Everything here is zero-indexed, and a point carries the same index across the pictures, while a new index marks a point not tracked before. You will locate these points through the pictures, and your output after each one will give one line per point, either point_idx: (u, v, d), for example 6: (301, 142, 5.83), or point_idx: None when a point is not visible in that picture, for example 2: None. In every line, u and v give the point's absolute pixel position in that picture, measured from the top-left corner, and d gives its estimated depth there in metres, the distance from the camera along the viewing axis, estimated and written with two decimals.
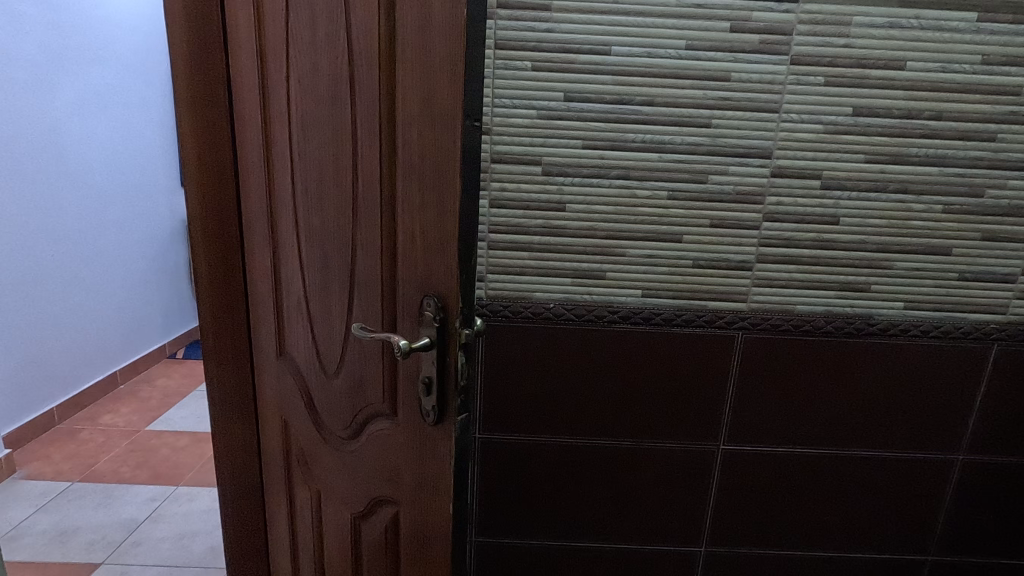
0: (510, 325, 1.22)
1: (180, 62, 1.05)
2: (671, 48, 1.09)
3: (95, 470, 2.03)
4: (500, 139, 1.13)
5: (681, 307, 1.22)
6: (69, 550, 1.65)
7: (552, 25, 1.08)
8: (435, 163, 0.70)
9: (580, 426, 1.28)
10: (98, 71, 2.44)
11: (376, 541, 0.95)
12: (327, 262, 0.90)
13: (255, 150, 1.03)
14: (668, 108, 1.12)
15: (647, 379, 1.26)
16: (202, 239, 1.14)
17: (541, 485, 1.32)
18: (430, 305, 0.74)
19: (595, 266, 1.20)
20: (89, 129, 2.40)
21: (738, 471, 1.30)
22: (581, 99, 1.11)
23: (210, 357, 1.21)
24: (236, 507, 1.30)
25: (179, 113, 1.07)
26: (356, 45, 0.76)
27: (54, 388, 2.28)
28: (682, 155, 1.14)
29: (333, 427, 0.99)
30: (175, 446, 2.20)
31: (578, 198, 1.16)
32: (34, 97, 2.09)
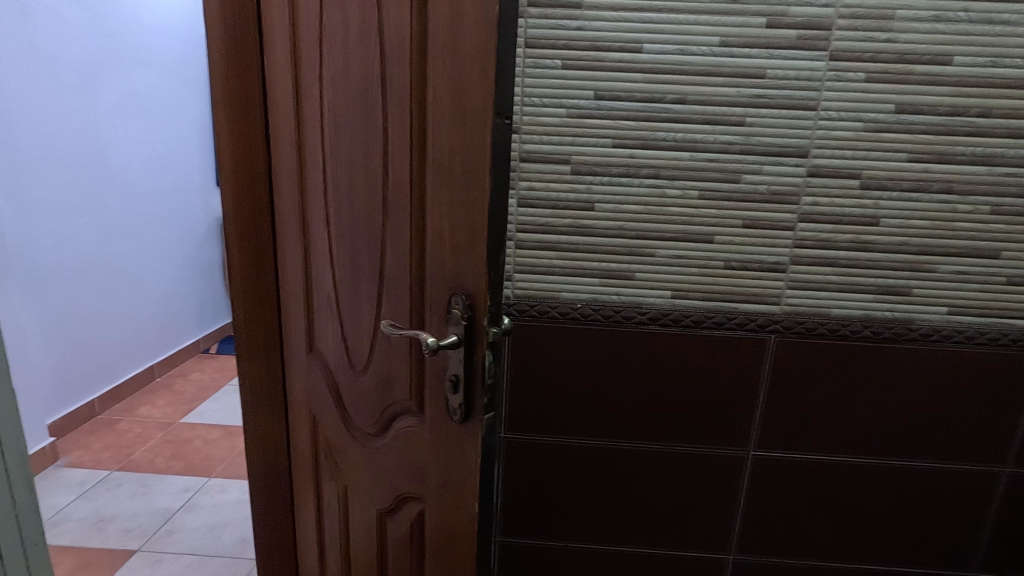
0: (537, 324, 1.22)
1: (218, 64, 1.08)
2: (704, 45, 1.07)
3: (133, 460, 2.10)
4: (529, 138, 1.13)
5: (712, 309, 1.20)
6: (107, 537, 1.71)
7: (583, 23, 1.07)
8: (465, 162, 0.70)
9: (605, 428, 1.27)
10: (139, 73, 2.53)
11: (402, 538, 0.95)
12: (357, 260, 0.91)
13: (288, 149, 1.05)
14: (701, 106, 1.10)
15: (675, 383, 1.24)
16: (237, 237, 1.17)
17: (566, 487, 1.31)
18: (458, 303, 0.74)
19: (623, 266, 1.19)
20: (131, 130, 2.49)
21: (768, 478, 1.27)
22: (611, 98, 1.10)
23: (243, 352, 1.24)
24: (266, 501, 1.33)
25: (216, 114, 1.10)
26: (387, 44, 0.77)
27: (96, 380, 2.37)
28: (714, 154, 1.12)
29: (360, 424, 1.00)
30: (207, 439, 2.26)
31: (607, 197, 1.15)
32: (79, 101, 2.17)
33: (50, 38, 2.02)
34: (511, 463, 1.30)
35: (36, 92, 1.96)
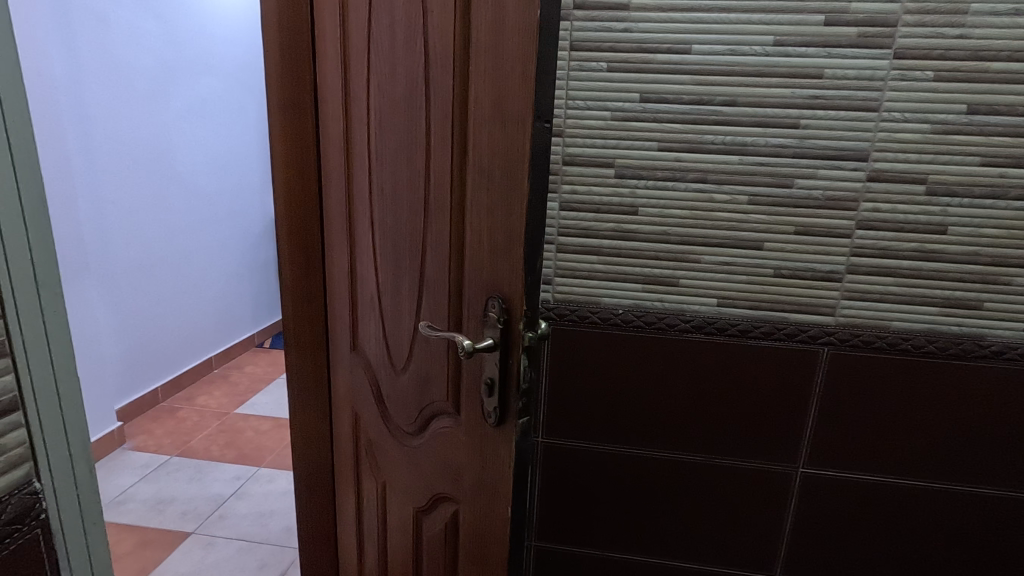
0: (577, 329, 1.21)
1: (274, 71, 1.12)
2: (757, 45, 1.03)
3: (190, 446, 2.21)
4: (573, 141, 1.12)
5: (760, 319, 1.15)
6: (165, 518, 1.81)
7: (630, 25, 1.06)
8: (505, 165, 0.70)
9: (645, 437, 1.24)
10: (205, 80, 2.66)
11: (437, 537, 0.96)
12: (399, 261, 0.92)
13: (337, 152, 1.08)
14: (752, 108, 1.06)
15: (719, 393, 1.20)
16: (288, 238, 1.22)
17: (603, 494, 1.29)
18: (495, 307, 0.74)
19: (667, 272, 1.16)
20: (196, 133, 2.62)
21: (817, 498, 1.21)
22: (657, 100, 1.08)
23: (291, 348, 1.28)
24: (310, 493, 1.37)
25: (272, 119, 1.15)
26: (431, 49, 0.78)
27: (161, 369, 2.51)
28: (766, 158, 1.08)
29: (399, 423, 1.02)
30: (259, 430, 2.36)
31: (651, 201, 1.13)
32: (151, 106, 2.30)
33: (126, 48, 2.15)
34: (548, 468, 1.29)
35: (112, 99, 2.09)
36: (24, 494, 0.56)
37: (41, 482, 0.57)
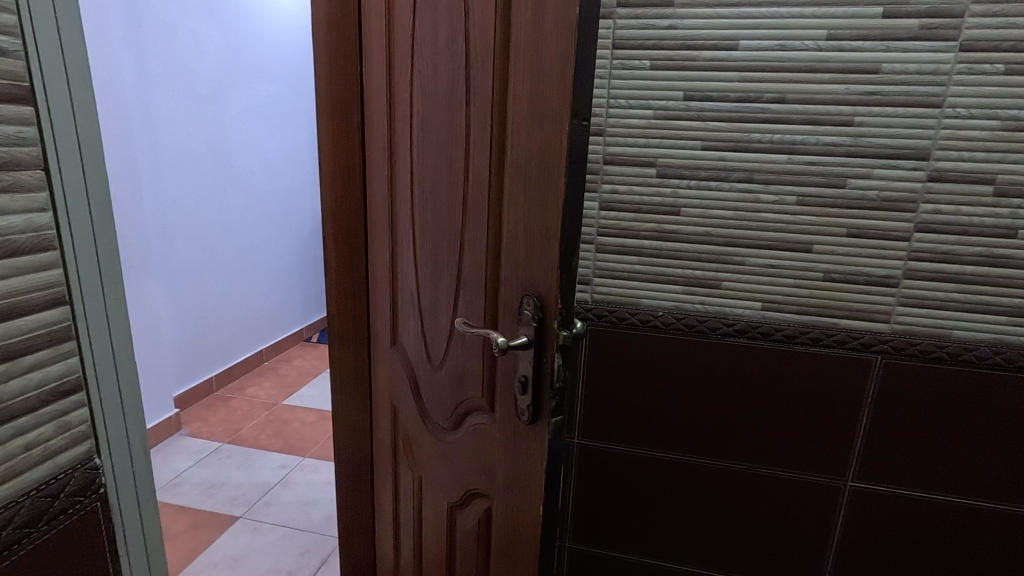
0: (615, 331, 1.20)
1: (323, 74, 1.16)
2: (809, 39, 0.99)
3: (241, 434, 2.31)
4: (614, 140, 1.11)
5: (808, 325, 1.11)
6: (216, 502, 1.89)
7: (675, 22, 1.04)
8: (541, 163, 0.69)
9: (684, 443, 1.22)
10: (261, 84, 2.77)
11: (470, 532, 0.97)
12: (438, 258, 0.94)
13: (381, 152, 1.11)
14: (803, 106, 1.02)
15: (763, 401, 1.16)
16: (334, 235, 1.26)
17: (639, 499, 1.27)
18: (530, 305, 0.74)
19: (710, 274, 1.13)
20: (252, 135, 2.73)
21: (867, 514, 1.15)
22: (702, 98, 1.06)
23: (335, 342, 1.33)
24: (350, 484, 1.41)
25: (321, 121, 1.19)
26: (472, 49, 0.79)
27: (215, 359, 2.63)
28: (817, 157, 1.03)
29: (436, 418, 1.03)
30: (305, 421, 2.45)
31: (693, 201, 1.10)
32: (210, 110, 2.42)
33: (189, 54, 2.26)
34: (584, 469, 1.28)
35: (176, 103, 2.21)
36: (85, 469, 0.60)
37: (101, 459, 0.61)
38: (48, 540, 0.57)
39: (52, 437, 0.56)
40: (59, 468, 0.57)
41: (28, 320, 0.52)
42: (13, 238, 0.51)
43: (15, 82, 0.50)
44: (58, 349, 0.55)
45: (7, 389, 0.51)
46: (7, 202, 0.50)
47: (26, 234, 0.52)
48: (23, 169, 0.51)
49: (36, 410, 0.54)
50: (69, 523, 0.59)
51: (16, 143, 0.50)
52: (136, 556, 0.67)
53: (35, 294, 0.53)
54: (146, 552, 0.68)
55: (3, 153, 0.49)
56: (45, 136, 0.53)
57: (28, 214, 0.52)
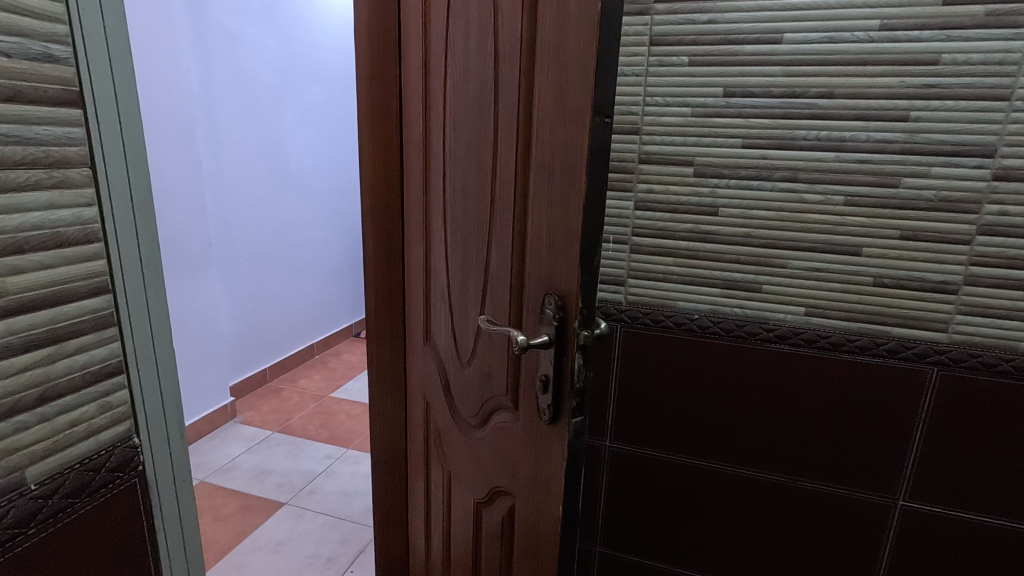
0: (648, 333, 1.17)
1: (364, 78, 1.20)
2: (860, 30, 0.94)
3: (290, 424, 2.41)
4: (651, 139, 1.09)
5: (856, 332, 1.05)
6: (264, 487, 1.98)
7: (715, 16, 1.01)
8: (564, 159, 0.69)
9: (719, 450, 1.18)
10: (317, 88, 2.88)
11: (495, 530, 0.97)
12: (467, 256, 0.95)
13: (417, 151, 1.13)
14: (852, 100, 0.97)
15: (805, 409, 1.11)
16: (373, 233, 1.29)
17: (671, 506, 1.24)
18: (552, 303, 0.73)
19: (749, 276, 1.09)
20: (308, 137, 2.85)
21: (920, 536, 1.08)
22: (744, 94, 1.02)
23: (372, 338, 1.36)
24: (385, 477, 1.45)
25: (362, 122, 1.23)
26: (501, 48, 0.79)
27: (269, 352, 2.75)
28: (867, 154, 0.98)
29: (464, 414, 1.04)
30: (350, 414, 2.52)
31: (733, 201, 1.07)
32: (268, 114, 2.53)
33: (250, 61, 2.38)
34: (615, 472, 1.26)
35: (237, 107, 2.33)
36: (125, 447, 0.64)
37: (139, 438, 0.65)
38: (90, 510, 0.61)
39: (95, 416, 0.60)
40: (101, 445, 0.62)
41: (74, 306, 0.57)
42: (61, 230, 0.55)
43: (65, 87, 0.54)
44: (103, 333, 0.60)
45: (54, 369, 0.56)
46: (57, 198, 0.54)
47: (73, 227, 0.56)
48: (72, 167, 0.55)
49: (80, 390, 0.58)
50: (110, 496, 0.63)
51: (66, 143, 0.55)
52: (173, 531, 0.71)
53: (82, 282, 0.57)
54: (181, 528, 0.72)
55: (55, 152, 0.54)
56: (93, 137, 0.57)
57: (76, 209, 0.56)
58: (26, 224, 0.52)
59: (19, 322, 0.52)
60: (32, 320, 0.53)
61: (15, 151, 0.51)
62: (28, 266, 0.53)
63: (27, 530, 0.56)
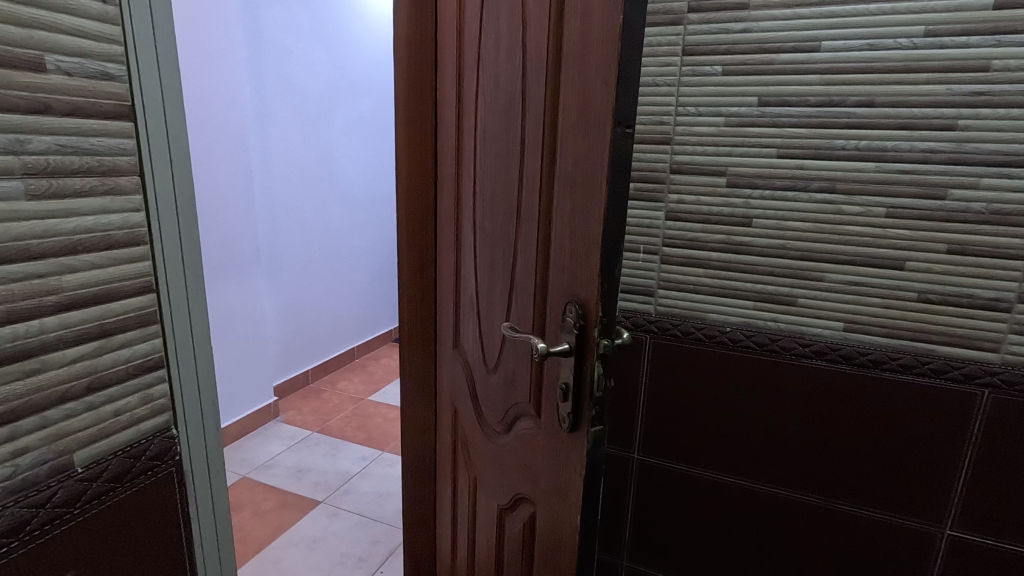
0: (678, 345, 1.16)
1: (402, 90, 1.24)
2: (903, 37, 0.91)
3: (329, 425, 2.48)
4: (683, 149, 1.08)
5: (899, 349, 1.01)
6: (302, 485, 2.05)
7: (749, 24, 1.00)
8: (587, 169, 0.69)
9: (752, 468, 1.15)
10: (364, 99, 2.98)
11: (517, 537, 0.98)
12: (495, 264, 0.96)
13: (450, 161, 1.16)
14: (894, 109, 0.93)
15: (843, 428, 1.07)
16: (407, 240, 1.32)
17: (701, 523, 1.21)
18: (573, 312, 0.73)
19: (784, 289, 1.06)
20: (354, 147, 2.94)
21: (968, 568, 1.02)
22: (779, 104, 1.00)
23: (405, 343, 1.40)
24: (415, 480, 1.47)
25: (399, 133, 1.27)
26: (529, 60, 0.81)
27: (312, 354, 2.84)
28: (910, 164, 0.94)
29: (490, 421, 1.05)
30: (387, 417, 2.58)
31: (767, 212, 1.04)
32: (317, 125, 2.64)
33: (300, 74, 2.49)
34: (643, 486, 1.24)
35: (287, 118, 2.43)
36: (164, 437, 0.68)
37: (177, 430, 0.70)
38: (131, 495, 0.66)
39: (137, 407, 0.65)
40: (142, 434, 0.66)
41: (121, 304, 0.62)
42: (112, 233, 0.60)
43: (119, 102, 0.59)
44: (146, 329, 0.65)
45: (101, 362, 0.60)
46: (109, 203, 0.59)
47: (122, 230, 0.61)
48: (123, 175, 0.60)
49: (124, 381, 0.63)
50: (149, 483, 0.67)
51: (117, 153, 0.59)
52: (207, 519, 0.75)
53: (129, 281, 0.62)
54: (214, 517, 0.76)
55: (108, 162, 0.59)
56: (142, 147, 0.61)
57: (125, 214, 0.61)
58: (80, 227, 0.57)
59: (71, 317, 0.57)
60: (83, 315, 0.58)
61: (72, 161, 0.56)
62: (81, 266, 0.57)
63: (73, 510, 0.60)
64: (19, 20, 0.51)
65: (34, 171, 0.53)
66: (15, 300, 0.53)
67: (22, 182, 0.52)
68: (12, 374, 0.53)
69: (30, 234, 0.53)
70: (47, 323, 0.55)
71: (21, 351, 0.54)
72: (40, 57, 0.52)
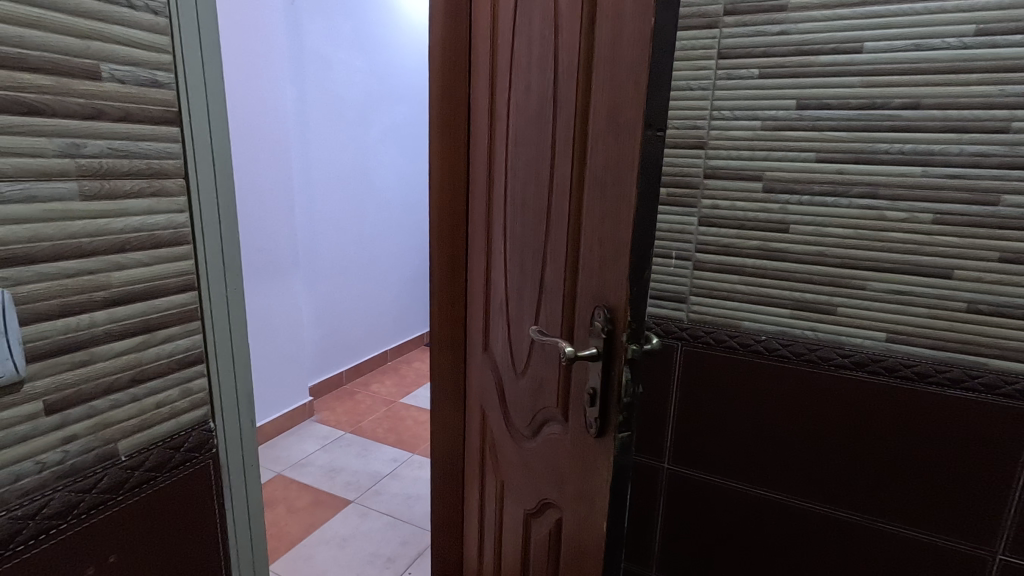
0: (711, 353, 1.13)
1: (436, 96, 1.26)
2: (953, 36, 0.87)
3: (361, 426, 2.52)
4: (717, 154, 1.06)
5: (946, 362, 0.96)
6: (334, 484, 2.09)
7: (788, 26, 0.98)
8: (617, 172, 0.69)
9: (788, 482, 1.11)
10: (401, 107, 3.04)
11: (543, 542, 0.97)
12: (524, 267, 0.97)
13: (482, 166, 1.17)
14: (942, 111, 0.90)
15: (886, 444, 1.02)
16: (439, 245, 1.34)
17: (734, 536, 1.18)
18: (601, 316, 0.73)
19: (823, 297, 1.03)
20: (391, 154, 3.00)
21: None
22: (819, 107, 0.97)
23: (436, 346, 1.41)
24: (443, 483, 1.48)
25: (433, 139, 1.29)
26: (561, 64, 0.81)
27: (346, 356, 2.90)
28: (959, 169, 0.90)
29: (518, 425, 1.05)
30: (418, 420, 2.61)
31: (805, 218, 1.01)
32: (355, 132, 2.70)
33: (340, 82, 2.55)
34: (673, 497, 1.22)
35: (326, 125, 2.50)
36: (201, 430, 0.71)
37: (214, 423, 0.72)
38: (170, 485, 0.68)
39: (177, 399, 0.68)
40: (182, 425, 0.69)
41: (164, 300, 0.65)
42: (158, 232, 0.63)
43: (167, 108, 0.62)
44: (187, 326, 0.67)
45: (144, 355, 0.63)
46: (155, 204, 0.62)
47: (167, 230, 0.64)
48: (169, 177, 0.63)
49: (166, 374, 0.66)
50: (186, 473, 0.70)
51: (164, 157, 0.62)
52: (240, 511, 0.78)
53: (172, 279, 0.65)
54: (247, 509, 0.79)
55: (155, 165, 0.62)
56: (187, 151, 0.64)
57: (170, 214, 0.64)
58: (128, 226, 0.60)
59: (118, 312, 0.60)
60: (129, 310, 0.61)
61: (122, 164, 0.59)
62: (129, 264, 0.61)
63: (116, 496, 0.63)
64: (78, 32, 0.54)
65: (87, 173, 0.56)
66: (68, 294, 0.56)
67: (77, 183, 0.55)
68: (63, 364, 0.57)
69: (83, 233, 0.56)
70: (96, 317, 0.58)
71: (72, 342, 0.57)
72: (96, 66, 0.55)
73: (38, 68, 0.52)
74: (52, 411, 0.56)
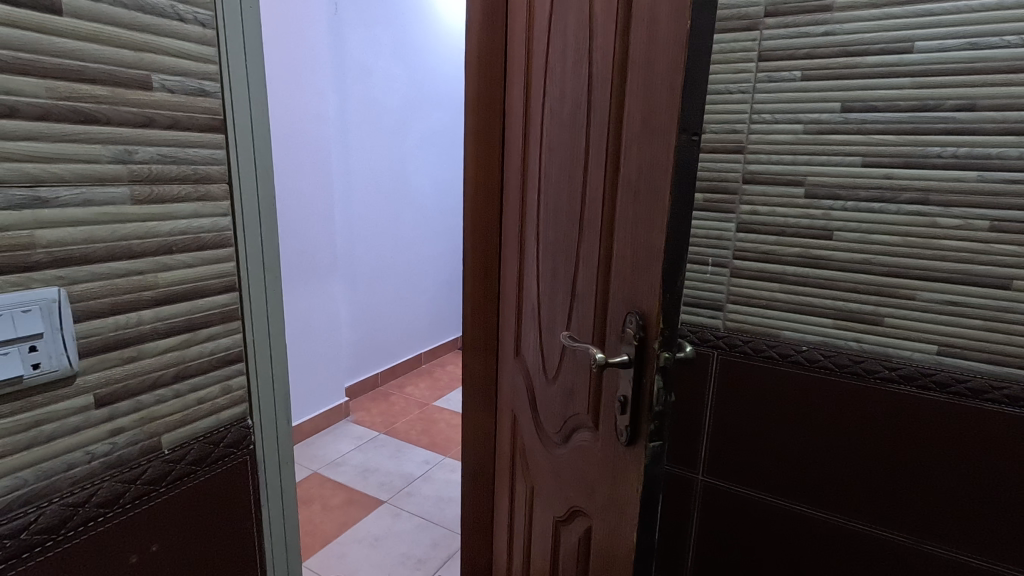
0: (748, 363, 1.10)
1: (472, 103, 1.27)
2: (1012, 34, 0.83)
3: (395, 428, 2.56)
4: (757, 158, 1.04)
5: (1003, 377, 0.91)
6: (367, 484, 2.12)
7: (832, 27, 0.94)
8: (649, 177, 0.68)
9: (828, 499, 1.07)
10: (439, 114, 3.08)
11: (572, 550, 0.96)
12: (557, 272, 0.96)
13: (516, 171, 1.17)
14: (1001, 112, 0.85)
15: (935, 462, 0.97)
16: (473, 250, 1.35)
17: (771, 553, 1.14)
18: (633, 322, 0.72)
19: (869, 308, 0.99)
20: (428, 160, 3.04)
21: None
22: (865, 109, 0.94)
23: (469, 350, 1.42)
24: (474, 486, 1.49)
25: (468, 145, 1.30)
26: (595, 69, 0.81)
27: (382, 358, 2.95)
28: (1018, 173, 0.85)
29: (549, 431, 1.05)
30: (450, 423, 2.62)
31: (849, 224, 0.98)
32: (393, 138, 2.75)
33: (380, 90, 2.61)
34: (707, 510, 1.19)
35: (366, 132, 2.55)
36: (240, 426, 0.73)
37: (252, 420, 0.75)
38: (209, 478, 0.71)
39: (218, 396, 0.70)
40: (222, 421, 0.71)
41: (207, 300, 0.67)
42: (202, 235, 0.65)
43: (212, 116, 0.65)
44: (228, 325, 0.70)
45: (188, 353, 0.66)
46: (200, 208, 0.65)
47: (211, 233, 0.66)
48: (213, 182, 0.66)
49: (207, 372, 0.69)
50: (225, 468, 0.72)
51: (209, 163, 0.65)
52: (275, 506, 0.80)
53: (215, 280, 0.68)
54: (282, 504, 0.81)
55: (201, 170, 0.64)
56: (231, 157, 0.67)
57: (214, 218, 0.66)
58: (175, 229, 0.63)
59: (164, 311, 0.63)
60: (174, 309, 0.64)
61: (170, 169, 0.62)
62: (175, 265, 0.63)
63: (160, 488, 0.66)
64: (132, 45, 0.57)
65: (138, 178, 0.59)
66: (118, 293, 0.59)
67: (128, 188, 0.58)
68: (113, 360, 0.60)
69: (133, 235, 0.59)
70: (144, 315, 0.61)
71: (121, 339, 0.60)
72: (148, 77, 0.58)
73: (95, 80, 0.55)
74: (101, 404, 0.59)
